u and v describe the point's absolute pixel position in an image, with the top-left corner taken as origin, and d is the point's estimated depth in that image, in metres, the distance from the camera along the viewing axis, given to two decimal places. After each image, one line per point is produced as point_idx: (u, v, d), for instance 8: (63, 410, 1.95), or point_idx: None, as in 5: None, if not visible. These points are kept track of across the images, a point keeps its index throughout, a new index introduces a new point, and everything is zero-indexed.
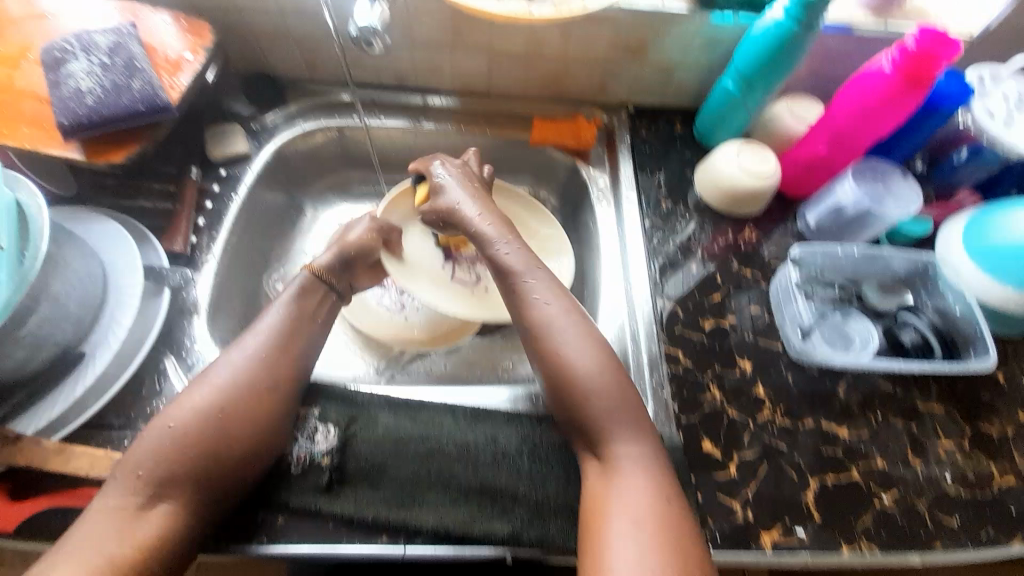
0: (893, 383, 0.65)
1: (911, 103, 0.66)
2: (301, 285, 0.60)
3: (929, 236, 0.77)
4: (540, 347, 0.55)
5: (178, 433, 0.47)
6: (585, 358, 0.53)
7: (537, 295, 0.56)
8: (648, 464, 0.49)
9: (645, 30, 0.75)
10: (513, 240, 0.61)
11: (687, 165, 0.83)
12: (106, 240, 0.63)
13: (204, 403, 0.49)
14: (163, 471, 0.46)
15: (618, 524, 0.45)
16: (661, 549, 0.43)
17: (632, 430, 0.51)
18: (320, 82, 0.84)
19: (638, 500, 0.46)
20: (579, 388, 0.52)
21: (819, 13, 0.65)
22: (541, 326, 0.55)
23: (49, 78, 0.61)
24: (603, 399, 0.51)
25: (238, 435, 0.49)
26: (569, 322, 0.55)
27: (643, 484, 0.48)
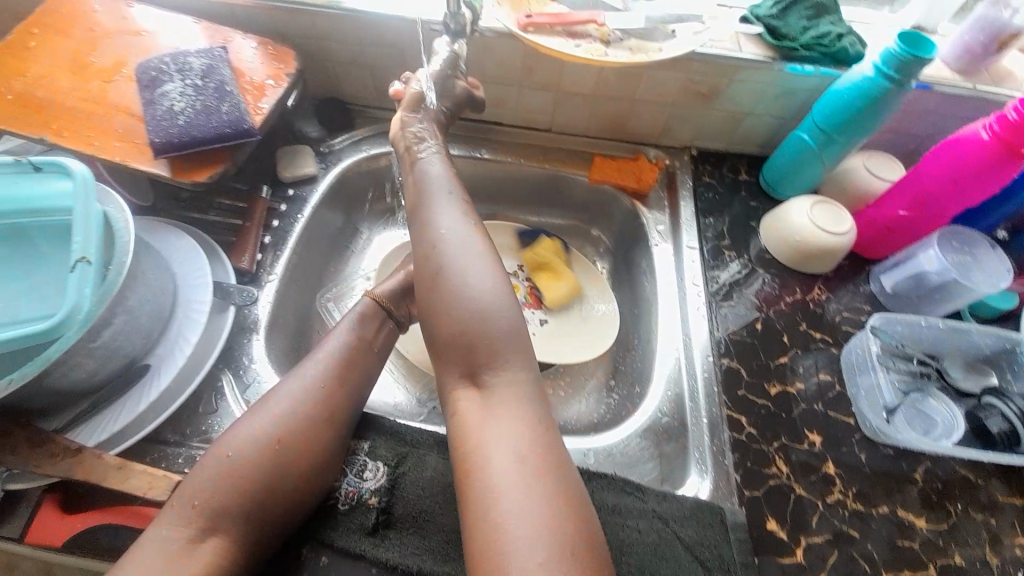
0: (976, 472, 0.60)
1: (1008, 173, 0.61)
2: (359, 313, 0.61)
3: (1015, 311, 0.70)
4: (442, 292, 0.52)
5: (238, 460, 0.47)
6: (472, 276, 0.52)
7: (452, 238, 0.54)
8: (519, 382, 0.49)
9: (720, 78, 0.74)
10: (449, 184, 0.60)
11: (752, 215, 0.80)
12: (181, 255, 0.65)
13: (266, 429, 0.49)
14: (222, 498, 0.46)
15: (500, 454, 0.44)
16: (546, 510, 0.40)
17: (508, 341, 0.50)
18: (388, 109, 0.86)
19: (515, 439, 0.45)
20: (473, 321, 0.50)
21: (912, 72, 0.62)
22: (437, 239, 0.55)
23: (144, 96, 0.64)
24: (486, 319, 0.50)
25: (291, 465, 0.48)
26: (465, 230, 0.55)
27: (522, 417, 0.47)
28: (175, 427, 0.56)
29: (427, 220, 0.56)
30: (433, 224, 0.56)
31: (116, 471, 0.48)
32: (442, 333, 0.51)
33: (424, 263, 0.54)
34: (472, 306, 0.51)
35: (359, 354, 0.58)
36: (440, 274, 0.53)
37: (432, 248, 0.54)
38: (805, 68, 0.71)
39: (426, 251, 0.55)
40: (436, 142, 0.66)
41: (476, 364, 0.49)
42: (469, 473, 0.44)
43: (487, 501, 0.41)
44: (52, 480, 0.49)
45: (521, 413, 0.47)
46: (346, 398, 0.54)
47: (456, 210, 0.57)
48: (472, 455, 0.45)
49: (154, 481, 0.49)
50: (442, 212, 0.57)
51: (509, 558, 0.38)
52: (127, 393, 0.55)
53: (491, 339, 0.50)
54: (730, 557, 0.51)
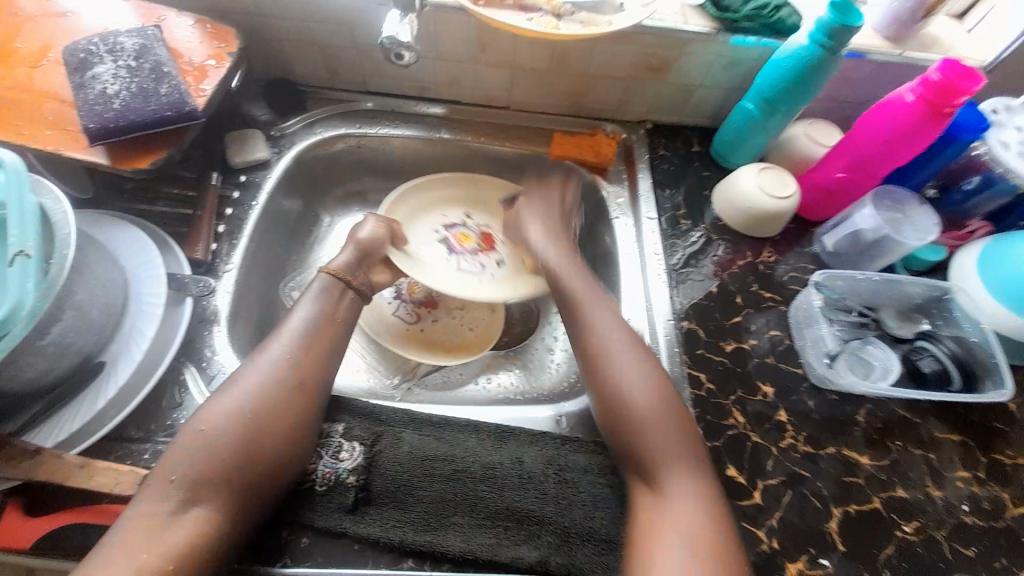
0: (911, 411, 0.65)
1: (932, 132, 0.66)
2: (315, 292, 0.60)
3: (941, 263, 0.76)
4: (601, 382, 0.57)
5: (209, 438, 0.47)
6: (637, 385, 0.55)
7: (606, 333, 0.60)
8: (692, 467, 0.52)
9: (670, 50, 0.75)
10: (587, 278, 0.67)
11: (706, 184, 0.83)
12: (128, 247, 0.62)
13: (234, 411, 0.48)
14: (198, 473, 0.45)
15: (673, 567, 0.45)
16: None
17: (680, 434, 0.53)
18: (342, 90, 0.83)
19: (683, 520, 0.48)
20: (635, 414, 0.54)
21: (843, 39, 0.65)
22: (601, 352, 0.59)
23: (74, 80, 0.60)
24: (654, 426, 0.53)
25: (268, 443, 0.48)
26: (617, 326, 0.61)
27: (695, 519, 0.48)
28: (138, 423, 0.54)
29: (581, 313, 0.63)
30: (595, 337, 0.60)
31: (78, 470, 0.47)
32: (608, 420, 0.56)
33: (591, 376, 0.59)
34: (649, 415, 0.54)
35: (320, 332, 0.57)
36: (608, 384, 0.57)
37: (598, 357, 0.59)
38: (748, 39, 0.74)
39: (591, 364, 0.59)
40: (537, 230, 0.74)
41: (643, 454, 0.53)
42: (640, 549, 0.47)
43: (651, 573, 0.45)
44: (11, 484, 0.47)
45: (696, 514, 0.48)
46: (314, 381, 0.53)
47: (604, 306, 0.63)
48: (644, 530, 0.49)
49: (121, 476, 0.48)
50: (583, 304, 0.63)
51: None
52: (84, 391, 0.53)
53: (665, 443, 0.53)
54: None
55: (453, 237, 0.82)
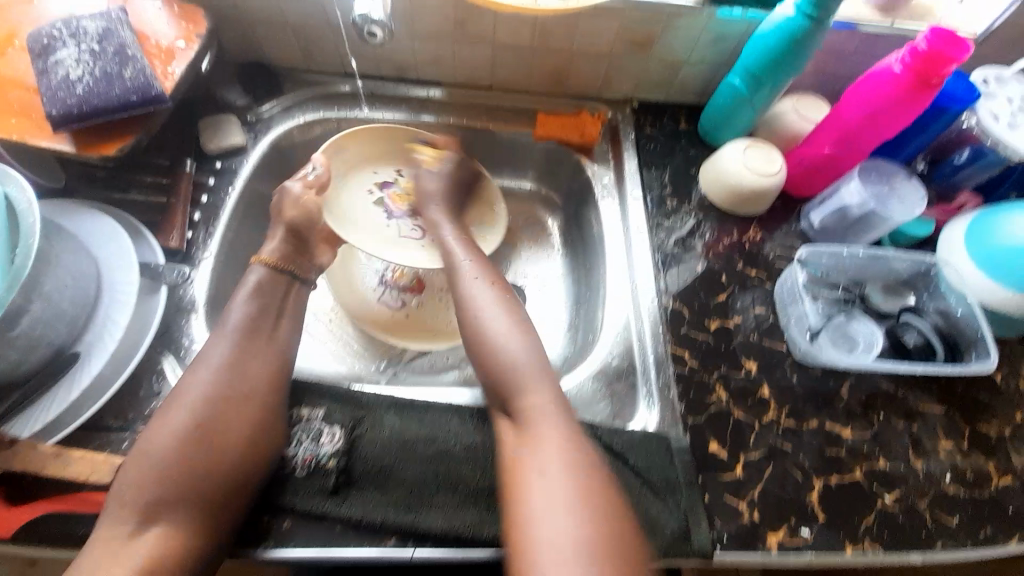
0: (895, 384, 0.65)
1: (921, 103, 0.64)
2: (255, 285, 0.59)
3: (930, 237, 0.76)
4: (472, 336, 0.59)
5: (156, 458, 0.47)
6: (513, 340, 0.57)
7: (475, 291, 0.61)
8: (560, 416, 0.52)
9: (653, 24, 0.73)
10: (476, 257, 0.65)
11: (692, 162, 0.82)
12: (100, 237, 0.61)
13: (179, 424, 0.48)
14: (151, 494, 0.46)
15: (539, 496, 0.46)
16: (588, 513, 0.45)
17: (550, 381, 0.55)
18: (319, 73, 0.82)
19: (556, 458, 0.49)
20: (502, 362, 0.56)
21: (831, 9, 0.63)
22: (490, 336, 0.57)
23: (36, 66, 0.59)
24: (523, 369, 0.55)
25: (220, 454, 0.48)
26: (491, 296, 0.60)
27: (564, 470, 0.48)
28: (118, 411, 0.54)
29: (466, 267, 0.64)
30: (501, 352, 0.56)
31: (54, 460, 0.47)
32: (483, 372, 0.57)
33: (492, 381, 0.56)
34: (519, 361, 0.56)
35: (256, 328, 0.56)
36: (486, 349, 0.57)
37: (475, 321, 0.59)
38: (735, 11, 0.72)
39: (479, 348, 0.58)
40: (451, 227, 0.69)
41: (512, 400, 0.54)
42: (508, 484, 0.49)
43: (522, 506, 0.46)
44: None
45: (568, 462, 0.48)
46: (266, 371, 0.54)
47: (481, 273, 0.63)
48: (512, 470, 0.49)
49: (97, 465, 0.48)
50: (459, 259, 0.65)
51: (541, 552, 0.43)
52: (58, 383, 0.53)
53: (542, 420, 0.52)
54: (674, 478, 0.55)
55: (389, 198, 0.78)
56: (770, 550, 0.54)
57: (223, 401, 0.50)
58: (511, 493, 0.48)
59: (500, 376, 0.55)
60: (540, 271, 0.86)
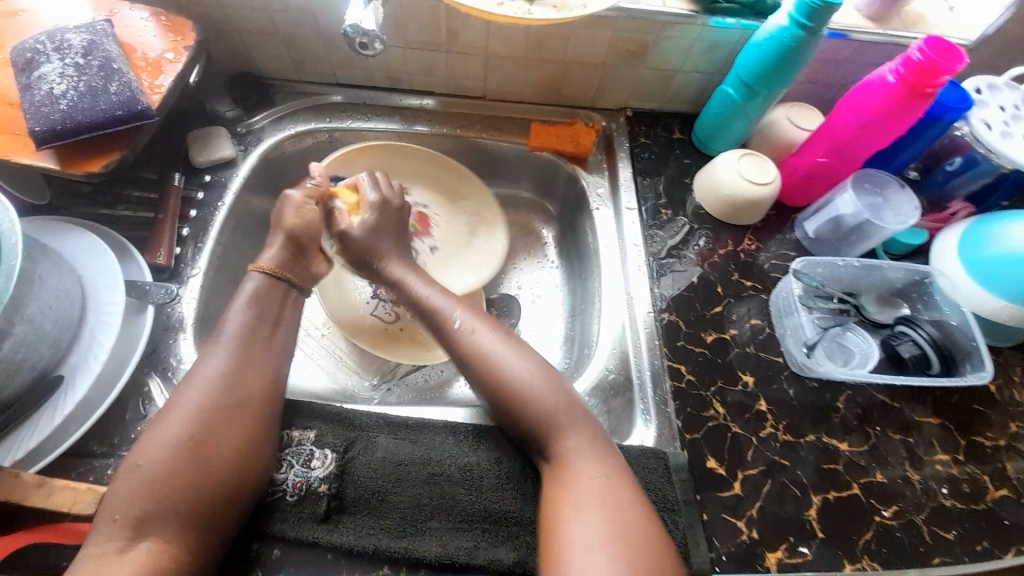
0: (891, 395, 0.65)
1: (913, 113, 0.64)
2: (252, 293, 0.57)
3: (924, 246, 0.76)
4: (476, 374, 0.56)
5: (146, 472, 0.45)
6: (530, 374, 0.55)
7: (468, 329, 0.59)
8: (592, 451, 0.52)
9: (646, 34, 0.73)
10: (457, 303, 0.62)
11: (686, 172, 0.81)
12: (84, 255, 0.59)
13: (173, 437, 0.47)
14: (141, 508, 0.44)
15: (586, 540, 0.45)
16: (635, 558, 0.44)
17: (576, 414, 0.54)
18: (310, 83, 0.80)
19: (595, 498, 0.48)
20: (523, 398, 0.54)
21: (824, 19, 0.63)
22: (502, 372, 0.55)
23: (19, 80, 0.57)
24: (544, 403, 0.54)
25: (218, 467, 0.47)
26: (491, 335, 0.58)
27: (601, 509, 0.47)
28: (101, 438, 0.53)
29: (450, 311, 0.61)
30: (520, 387, 0.54)
31: (36, 489, 0.46)
32: (499, 409, 0.55)
33: (511, 417, 0.54)
34: (540, 393, 0.54)
35: (254, 337, 0.54)
36: (496, 386, 0.55)
37: (477, 357, 0.57)
38: (728, 21, 0.71)
39: (487, 386, 0.56)
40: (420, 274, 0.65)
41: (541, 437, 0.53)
42: (549, 530, 0.48)
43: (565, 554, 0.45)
44: None
45: (609, 501, 0.48)
46: (256, 384, 0.52)
47: (466, 313, 0.61)
48: (551, 513, 0.48)
49: (79, 495, 0.46)
50: (433, 304, 0.62)
51: None
52: (40, 408, 0.52)
53: (575, 456, 0.51)
54: (673, 496, 0.55)
55: None
56: (770, 570, 0.54)
57: (216, 415, 0.49)
58: (552, 535, 0.47)
59: (519, 414, 0.54)
60: (535, 281, 0.85)
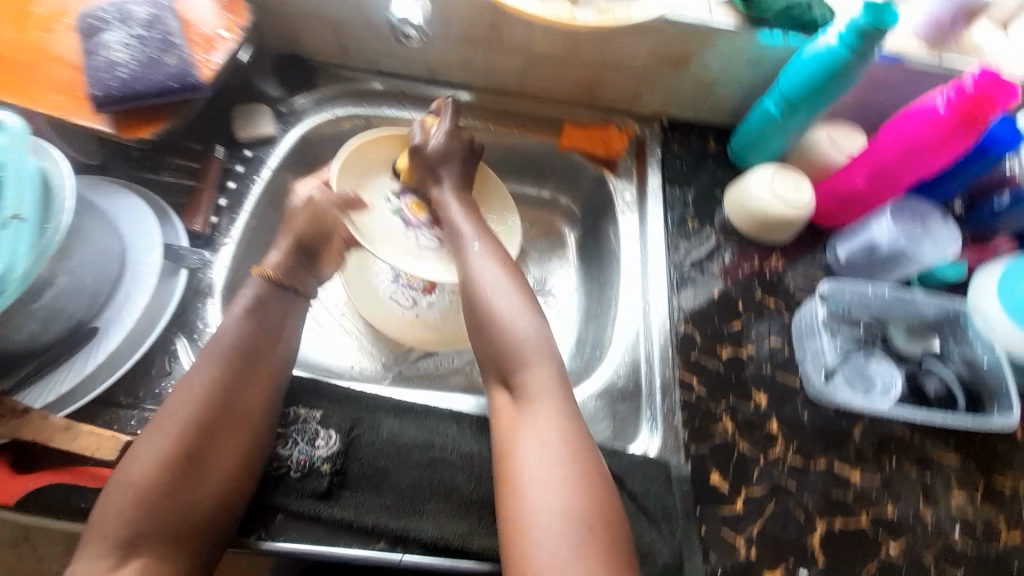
0: (911, 430, 0.63)
1: (961, 144, 0.62)
2: (249, 305, 0.56)
3: (961, 280, 0.73)
4: (478, 306, 0.59)
5: (137, 490, 0.46)
6: (511, 310, 0.58)
7: (483, 262, 0.61)
8: (555, 392, 0.53)
9: (688, 42, 0.72)
10: (484, 237, 0.64)
11: (717, 184, 0.80)
12: (127, 216, 0.63)
13: (159, 453, 0.47)
14: (130, 531, 0.44)
15: (532, 464, 0.48)
16: (580, 491, 0.46)
17: (545, 357, 0.55)
18: (351, 69, 0.82)
19: (547, 433, 0.50)
20: (501, 332, 0.56)
21: (874, 41, 0.61)
22: (489, 305, 0.58)
23: (84, 46, 0.61)
24: (519, 336, 0.56)
25: (210, 485, 0.48)
26: (496, 273, 0.60)
27: (555, 443, 0.49)
28: (128, 389, 0.56)
29: (473, 244, 0.63)
30: (504, 341, 0.56)
31: (63, 432, 0.49)
32: (484, 341, 0.58)
33: (488, 347, 0.57)
34: (518, 326, 0.57)
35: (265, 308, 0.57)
36: (484, 316, 0.58)
37: (476, 291, 0.60)
38: (775, 34, 0.71)
39: (478, 317, 0.58)
40: (459, 205, 0.68)
41: (508, 370, 0.55)
42: (502, 453, 0.51)
43: (515, 477, 0.48)
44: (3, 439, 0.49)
45: (559, 439, 0.50)
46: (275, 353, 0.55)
47: (488, 248, 0.63)
48: (506, 440, 0.51)
49: (102, 441, 0.50)
50: (465, 235, 0.64)
51: (532, 519, 0.45)
52: (76, 353, 0.55)
53: (536, 399, 0.53)
54: (673, 505, 0.55)
55: (407, 208, 0.73)
56: None
57: (209, 427, 0.49)
58: (506, 458, 0.50)
59: (497, 345, 0.56)
60: (553, 280, 0.85)
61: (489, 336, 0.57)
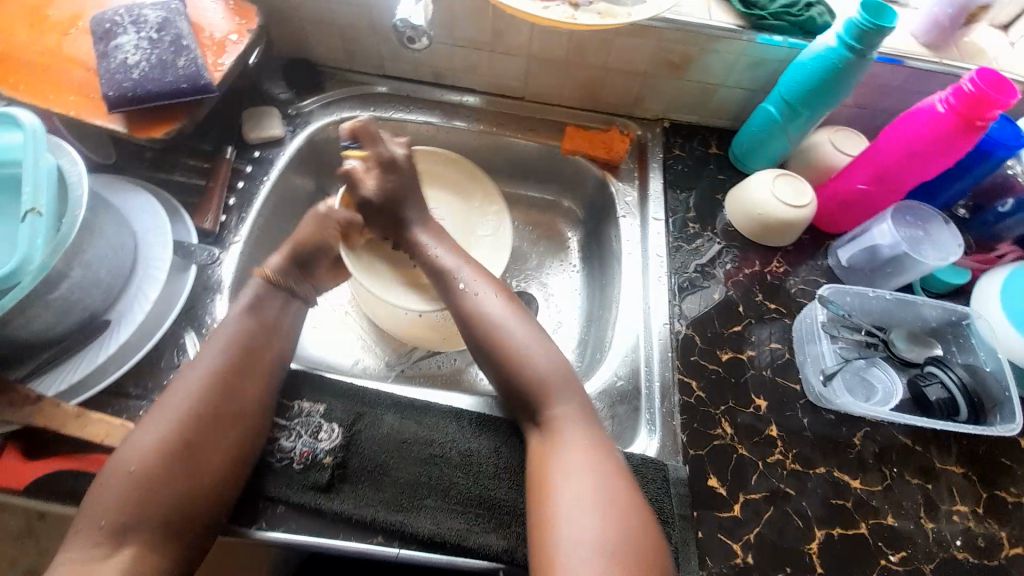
0: (912, 438, 0.62)
1: (962, 146, 0.62)
2: (252, 300, 0.59)
3: (965, 287, 0.72)
4: (484, 336, 0.59)
5: (134, 478, 0.46)
6: (532, 342, 0.58)
7: (477, 293, 0.61)
8: (581, 425, 0.54)
9: (690, 46, 0.73)
10: (472, 272, 0.63)
11: (719, 188, 0.80)
12: (140, 213, 0.64)
13: (155, 444, 0.48)
14: (125, 518, 0.45)
15: (564, 497, 0.49)
16: (615, 525, 0.47)
17: (569, 390, 0.57)
18: (358, 72, 0.84)
19: (579, 466, 0.50)
20: (524, 366, 0.57)
21: (874, 42, 0.62)
22: (506, 336, 0.59)
23: (98, 48, 0.63)
24: (541, 368, 0.57)
25: (205, 473, 0.48)
26: (497, 305, 0.60)
27: (587, 476, 0.50)
28: (137, 381, 0.58)
29: (461, 284, 0.62)
30: (528, 368, 0.57)
31: (75, 419, 0.51)
32: (502, 373, 0.58)
33: (506, 380, 0.58)
34: (538, 358, 0.58)
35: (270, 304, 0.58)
36: (501, 347, 0.58)
37: (480, 320, 0.60)
38: (775, 38, 0.71)
39: (489, 347, 0.59)
40: (440, 243, 0.66)
41: (532, 404, 0.56)
42: (533, 486, 0.51)
43: (547, 511, 0.48)
44: (14, 428, 0.50)
45: (590, 472, 0.50)
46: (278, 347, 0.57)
47: (478, 282, 0.63)
48: (536, 474, 0.51)
49: (111, 429, 0.51)
50: (450, 272, 0.63)
51: (567, 553, 0.46)
52: (87, 345, 0.56)
53: (563, 432, 0.54)
54: (670, 509, 0.54)
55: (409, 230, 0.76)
56: None
57: (210, 428, 0.50)
58: (536, 490, 0.50)
59: (518, 378, 0.57)
60: (555, 281, 0.86)
61: (506, 366, 0.58)
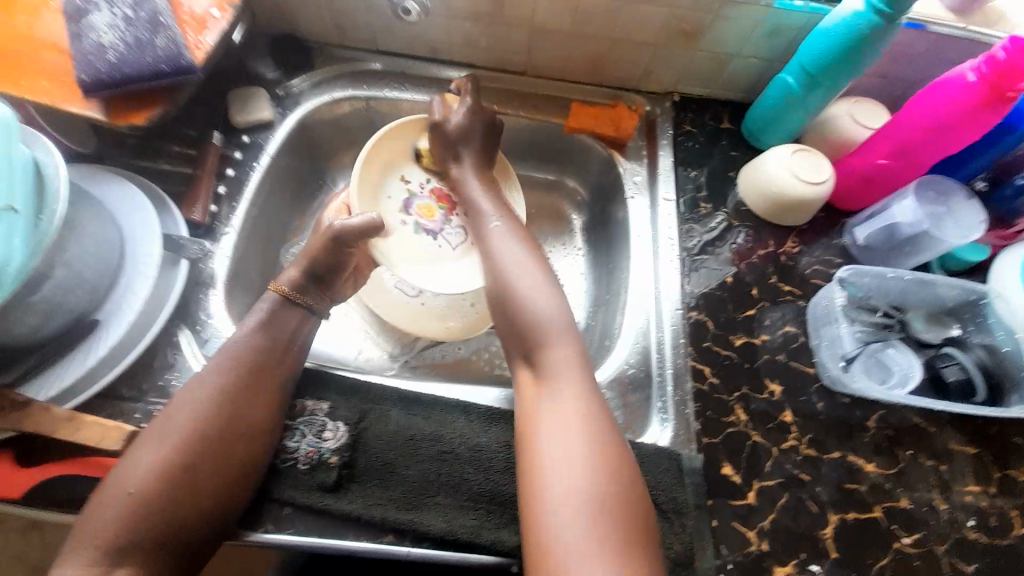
0: (927, 420, 0.61)
1: (992, 118, 0.58)
2: (264, 315, 0.56)
3: (983, 264, 0.70)
4: (497, 283, 0.59)
5: (135, 500, 0.45)
6: (537, 290, 0.57)
7: (503, 239, 0.61)
8: (574, 373, 0.53)
9: (703, 14, 0.68)
10: (504, 217, 0.64)
11: (730, 164, 0.77)
12: (125, 205, 0.61)
13: (155, 463, 0.46)
14: (120, 539, 0.44)
15: (548, 448, 0.48)
16: (602, 479, 0.46)
17: (563, 335, 0.55)
18: (350, 48, 0.79)
19: (566, 417, 0.49)
20: (523, 312, 0.56)
21: (905, 6, 0.58)
22: (510, 282, 0.58)
23: (71, 29, 0.58)
24: (539, 312, 0.55)
25: (207, 489, 0.47)
26: (522, 254, 0.60)
27: (576, 429, 0.48)
28: (131, 383, 0.56)
29: (495, 224, 0.63)
30: (530, 313, 0.56)
31: (66, 423, 0.49)
32: (504, 316, 0.57)
33: (508, 324, 0.57)
34: (538, 304, 0.56)
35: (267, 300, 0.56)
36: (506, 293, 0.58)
37: (498, 265, 0.59)
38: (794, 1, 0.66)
39: (501, 293, 0.58)
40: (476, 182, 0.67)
41: (530, 349, 0.55)
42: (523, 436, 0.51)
43: (532, 460, 0.48)
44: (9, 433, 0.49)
45: (581, 426, 0.49)
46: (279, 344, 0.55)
47: (508, 229, 0.62)
48: (528, 424, 0.51)
49: (106, 432, 0.49)
50: (485, 212, 0.64)
51: (548, 502, 0.45)
52: (79, 347, 0.54)
53: (557, 380, 0.52)
54: (683, 499, 0.54)
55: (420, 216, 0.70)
56: None
57: (212, 438, 0.48)
58: (524, 440, 0.50)
59: (519, 323, 0.56)
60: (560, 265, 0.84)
61: (509, 311, 0.57)
